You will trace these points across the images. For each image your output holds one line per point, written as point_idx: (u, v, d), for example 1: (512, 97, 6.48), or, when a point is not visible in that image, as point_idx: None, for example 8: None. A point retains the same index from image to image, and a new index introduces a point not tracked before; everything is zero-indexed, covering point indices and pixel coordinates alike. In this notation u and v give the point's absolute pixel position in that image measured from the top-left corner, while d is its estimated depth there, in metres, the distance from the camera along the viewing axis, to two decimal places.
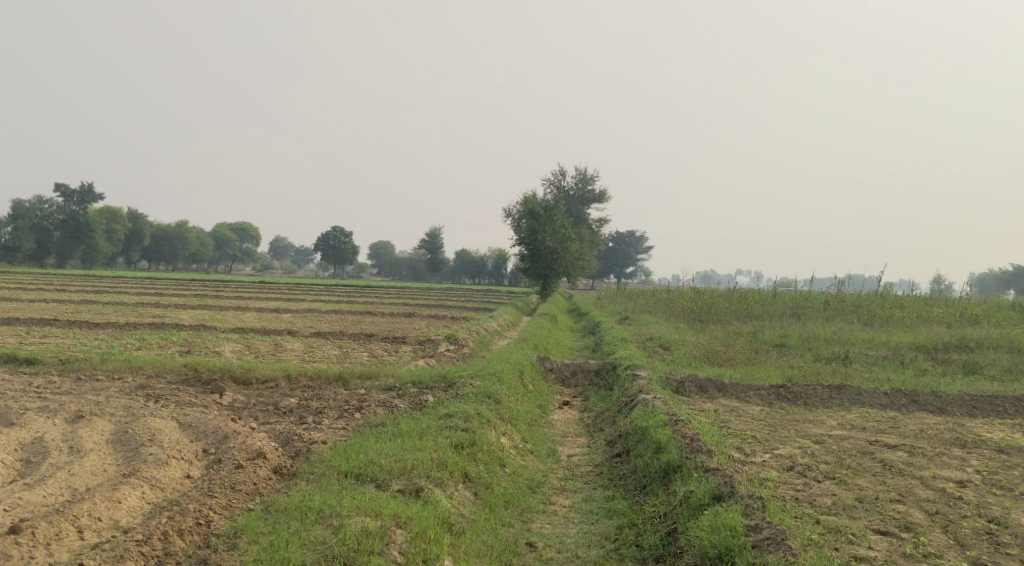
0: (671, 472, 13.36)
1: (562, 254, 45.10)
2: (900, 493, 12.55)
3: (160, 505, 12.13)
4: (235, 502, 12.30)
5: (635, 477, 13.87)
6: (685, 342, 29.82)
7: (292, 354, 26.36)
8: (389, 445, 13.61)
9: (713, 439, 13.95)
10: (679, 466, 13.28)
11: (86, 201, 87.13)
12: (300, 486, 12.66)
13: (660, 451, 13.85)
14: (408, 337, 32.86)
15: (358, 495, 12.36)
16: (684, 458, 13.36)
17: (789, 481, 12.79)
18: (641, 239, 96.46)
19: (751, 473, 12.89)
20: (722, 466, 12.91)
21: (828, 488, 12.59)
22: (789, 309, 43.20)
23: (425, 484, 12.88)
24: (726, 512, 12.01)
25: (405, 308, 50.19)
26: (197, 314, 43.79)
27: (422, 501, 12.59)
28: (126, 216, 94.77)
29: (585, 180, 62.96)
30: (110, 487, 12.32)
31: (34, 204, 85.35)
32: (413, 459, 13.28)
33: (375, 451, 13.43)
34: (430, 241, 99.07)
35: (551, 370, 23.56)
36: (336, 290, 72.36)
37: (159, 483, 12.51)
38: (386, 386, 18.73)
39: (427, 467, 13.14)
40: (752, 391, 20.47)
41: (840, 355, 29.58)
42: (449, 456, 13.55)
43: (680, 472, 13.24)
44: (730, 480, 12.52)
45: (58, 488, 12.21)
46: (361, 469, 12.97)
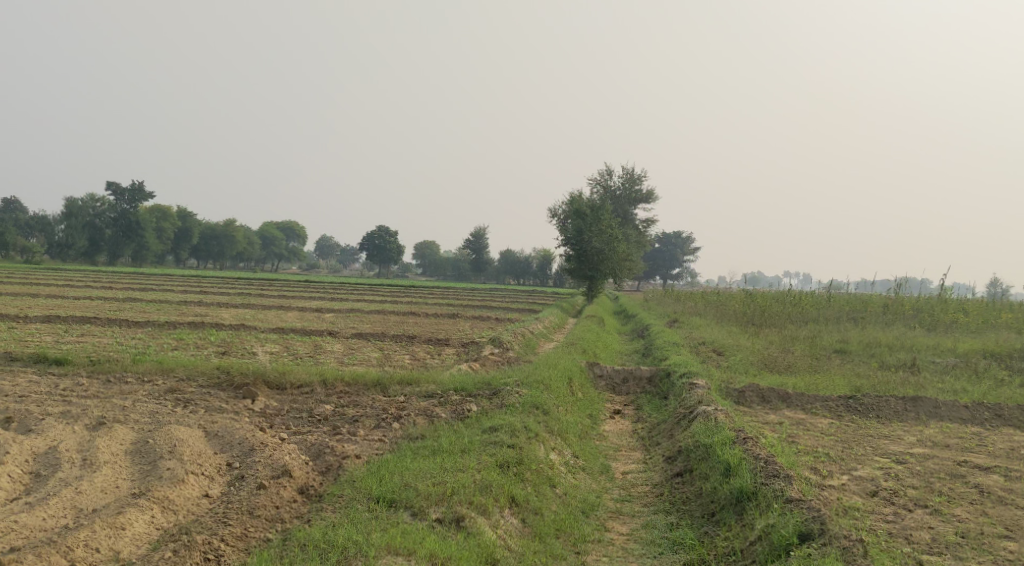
0: (744, 501, 12.09)
1: (609, 255, 43.76)
2: (1008, 527, 11.21)
3: (168, 533, 11.15)
4: (252, 532, 11.31)
5: (701, 502, 12.61)
6: (740, 347, 28.41)
7: (331, 357, 25.45)
8: (428, 466, 12.50)
9: (788, 460, 12.67)
10: (752, 494, 12.03)
11: (137, 199, 87.36)
12: (324, 515, 11.62)
13: (729, 474, 12.58)
14: (451, 339, 31.80)
15: (390, 528, 11.27)
16: (759, 485, 12.10)
17: (878, 513, 11.50)
18: (688, 240, 94.67)
19: (836, 504, 11.60)
20: (805, 497, 11.62)
21: (924, 520, 11.30)
22: (847, 313, 41.54)
23: (467, 512, 11.74)
24: (818, 557, 10.73)
25: (449, 308, 49.22)
26: (239, 313, 43.10)
27: (463, 533, 11.46)
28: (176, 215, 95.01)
29: (632, 180, 61.58)
30: (116, 508, 11.36)
31: (87, 202, 85.77)
32: (454, 483, 12.16)
33: (411, 473, 12.33)
34: (474, 241, 98.21)
35: (601, 376, 22.34)
36: (379, 290, 71.67)
37: (171, 506, 11.53)
38: (428, 392, 17.63)
39: (469, 493, 12.00)
40: (819, 402, 19.10)
41: (906, 363, 28.04)
42: (494, 478, 12.39)
43: (754, 500, 11.97)
44: (821, 516, 11.22)
45: (60, 509, 11.29)
46: (394, 495, 11.90)
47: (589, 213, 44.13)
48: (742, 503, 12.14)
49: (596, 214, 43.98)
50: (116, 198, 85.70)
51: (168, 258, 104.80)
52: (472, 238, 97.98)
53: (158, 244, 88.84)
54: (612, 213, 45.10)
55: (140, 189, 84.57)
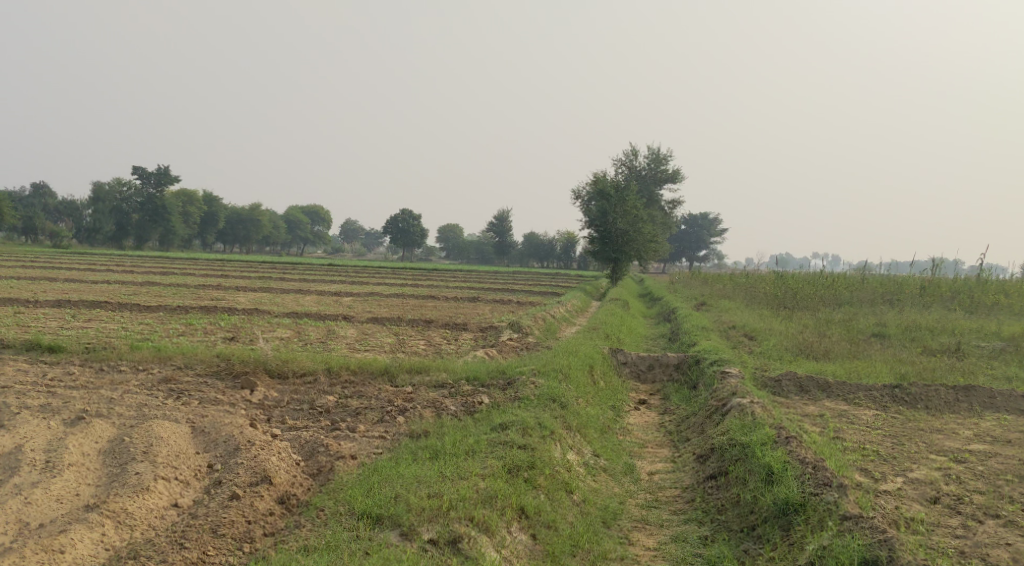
0: (790, 512, 10.95)
1: (634, 236, 42.29)
2: None
3: (119, 556, 10.27)
4: (211, 557, 10.33)
5: (739, 513, 11.42)
6: (773, 331, 26.94)
7: (343, 343, 24.34)
8: (425, 473, 11.40)
9: (836, 465, 11.40)
10: (800, 505, 10.88)
11: (163, 184, 86.62)
12: (299, 534, 10.69)
13: (772, 482, 11.39)
14: (470, 323, 30.54)
15: (373, 555, 10.14)
16: (808, 495, 10.92)
17: (944, 526, 10.37)
18: (715, 221, 92.85)
19: (895, 516, 10.48)
20: (863, 512, 10.43)
21: (1000, 536, 10.16)
22: (882, 295, 39.89)
23: (466, 531, 10.56)
24: None
25: (471, 292, 47.97)
26: (255, 298, 42.05)
27: (460, 558, 10.27)
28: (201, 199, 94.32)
29: (658, 160, 59.93)
30: (65, 524, 10.47)
31: (114, 187, 85.17)
32: (451, 495, 10.98)
33: (403, 484, 11.21)
34: (498, 223, 96.83)
35: (626, 364, 20.99)
36: (403, 273, 70.50)
37: (130, 521, 10.64)
38: (439, 383, 16.39)
39: (469, 509, 10.80)
40: (862, 391, 17.66)
41: (948, 348, 26.55)
42: (500, 488, 11.23)
43: (802, 514, 10.82)
44: (889, 540, 9.98)
45: (4, 523, 10.40)
46: (381, 510, 10.81)
47: (614, 193, 42.60)
48: (788, 516, 10.96)
49: (621, 194, 42.45)
50: (143, 182, 85.01)
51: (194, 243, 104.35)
52: (495, 221, 96.59)
53: (184, 228, 88.11)
54: (637, 194, 43.56)
55: (166, 174, 83.77)
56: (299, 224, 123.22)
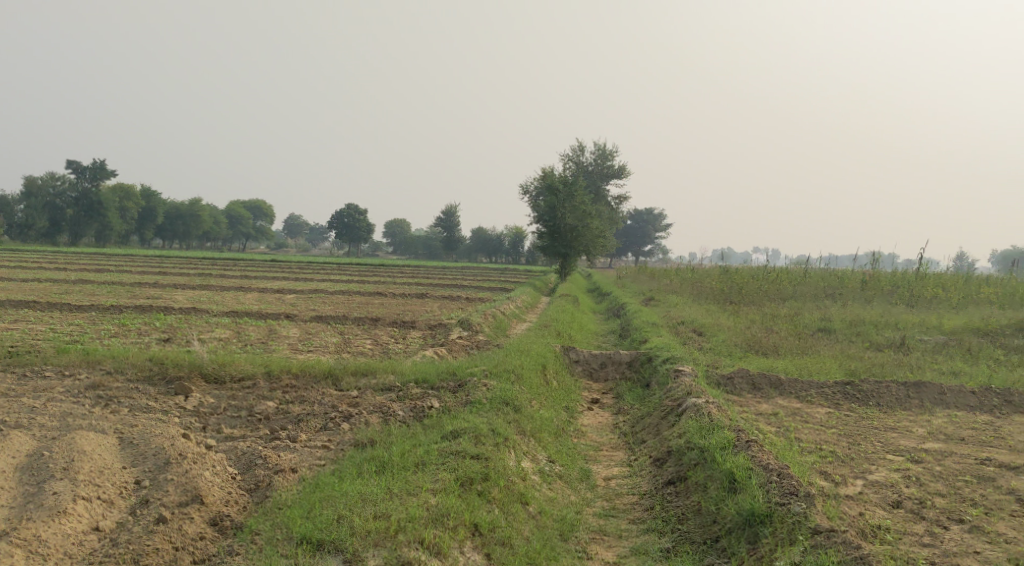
0: (756, 523, 11.01)
1: (582, 231, 41.96)
2: None
3: None
4: None
5: (702, 522, 11.42)
6: (723, 327, 26.77)
7: (286, 344, 23.59)
8: (369, 490, 11.34)
9: (799, 472, 11.55)
10: (767, 515, 10.95)
11: (98, 178, 84.29)
12: (230, 559, 10.68)
13: (735, 489, 11.44)
14: (418, 321, 29.95)
15: None
16: (773, 505, 11.00)
17: (911, 533, 10.68)
18: (660, 215, 93.13)
19: (861, 524, 10.79)
20: (836, 526, 10.58)
21: (969, 544, 10.43)
22: (826, 289, 40.10)
23: (417, 554, 10.55)
24: None
25: (417, 288, 47.26)
26: (194, 295, 40.88)
27: None
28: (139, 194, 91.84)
29: (604, 155, 59.80)
30: None
31: (46, 180, 82.61)
32: (399, 515, 10.95)
33: (345, 503, 11.14)
34: (444, 218, 96.01)
35: (578, 362, 20.60)
36: (346, 269, 69.46)
37: (48, 546, 10.58)
38: (385, 386, 15.81)
39: (420, 531, 10.77)
40: (814, 388, 17.45)
41: (894, 342, 26.67)
42: (453, 504, 11.21)
43: (769, 525, 10.89)
44: (865, 558, 10.18)
45: None
46: (321, 533, 10.76)
47: (562, 187, 42.03)
48: (753, 527, 11.01)
49: (569, 188, 41.99)
50: (77, 176, 82.69)
51: (131, 239, 101.74)
52: (443, 215, 95.71)
53: (121, 224, 85.86)
54: (585, 188, 43.17)
55: (102, 167, 81.49)
56: (240, 219, 120.99)
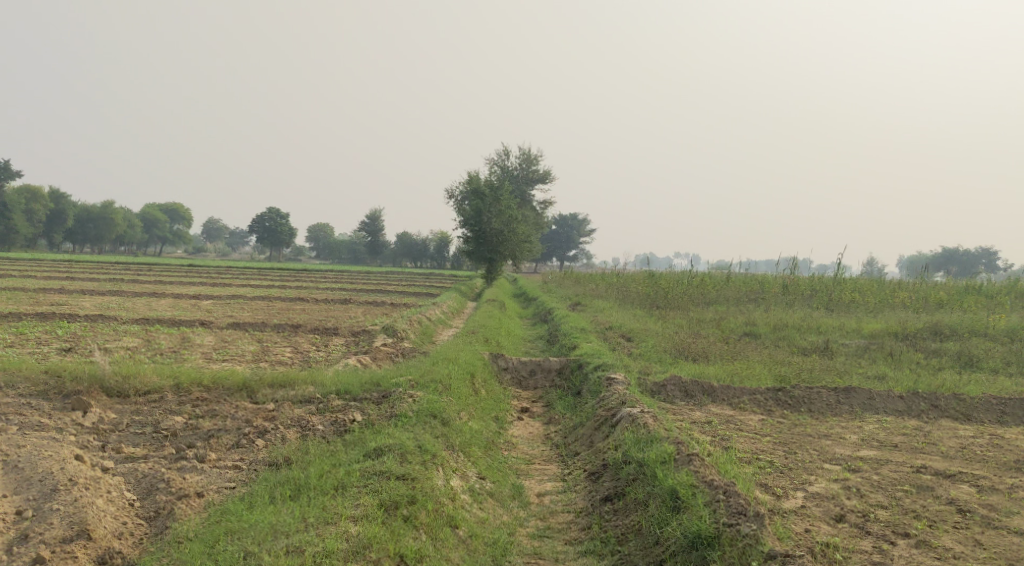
0: (701, 546, 10.68)
1: (508, 236, 41.53)
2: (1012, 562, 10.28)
3: None
4: None
5: (644, 545, 11.05)
6: (652, 332, 26.46)
7: (199, 354, 22.51)
8: (283, 521, 10.67)
9: (744, 487, 11.16)
10: (714, 538, 10.62)
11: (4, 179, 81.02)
12: None
13: (680, 509, 11.07)
14: (340, 328, 29.06)
15: None
16: (721, 526, 10.67)
17: (861, 550, 10.44)
18: (585, 220, 93.29)
19: (811, 543, 10.49)
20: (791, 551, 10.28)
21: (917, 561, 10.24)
22: (748, 293, 40.27)
23: None
24: None
25: (340, 293, 46.18)
26: (103, 302, 39.23)
27: None
28: (48, 196, 88.72)
29: (529, 160, 59.52)
30: None
31: None
32: (317, 548, 10.32)
33: (256, 535, 10.51)
34: (369, 223, 94.66)
35: (506, 370, 20.01)
36: (267, 274, 67.86)
37: None
38: (304, 398, 14.99)
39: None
40: (747, 393, 17.12)
41: (818, 347, 26.70)
42: (379, 532, 10.60)
43: (716, 548, 10.56)
44: None
45: None
46: None
47: (488, 192, 41.78)
48: (699, 550, 10.69)
49: (495, 193, 41.64)
50: None
51: (40, 243, 98.25)
52: (368, 220, 94.34)
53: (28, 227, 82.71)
54: (511, 193, 42.83)
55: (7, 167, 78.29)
56: (156, 223, 117.72)
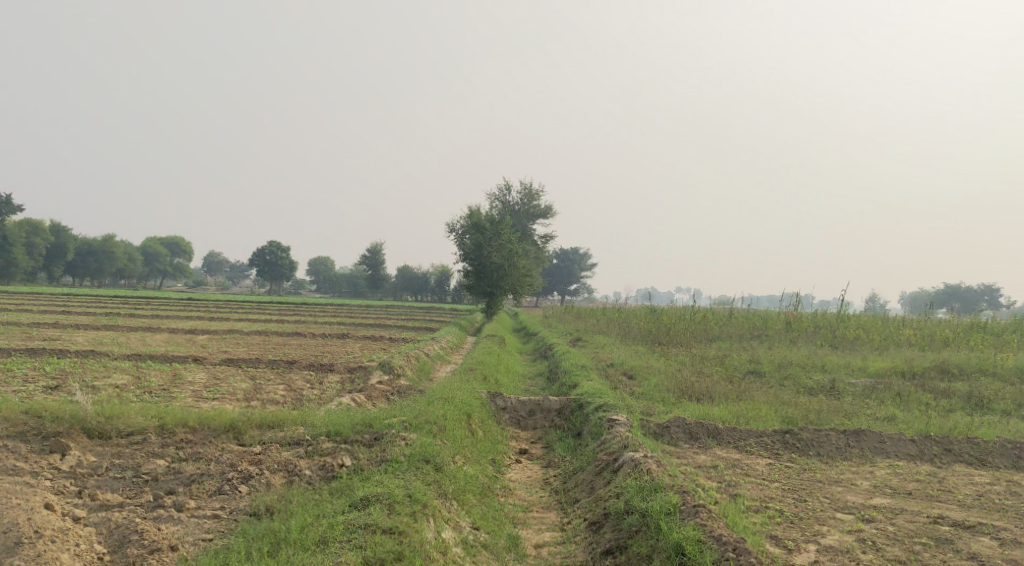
0: None
1: (509, 271, 41.04)
2: None
3: None
4: None
5: None
6: (654, 370, 25.87)
7: (190, 392, 21.94)
8: None
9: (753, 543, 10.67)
10: None
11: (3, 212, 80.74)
12: None
13: None
14: (336, 364, 28.48)
15: None
16: None
17: None
18: (586, 255, 92.88)
19: None
20: None
21: None
22: (750, 330, 39.70)
23: None
24: None
25: (338, 328, 45.60)
26: (97, 337, 38.65)
27: None
28: (48, 230, 88.42)
29: (530, 196, 59.25)
30: None
31: None
32: None
33: None
34: (369, 257, 94.21)
35: (505, 410, 19.43)
36: (266, 308, 67.32)
37: None
38: (293, 439, 14.44)
39: None
40: (753, 436, 16.53)
41: (824, 386, 26.12)
42: None
43: None
44: None
45: None
46: None
47: (488, 227, 41.36)
48: None
49: (496, 228, 41.22)
50: None
51: (40, 276, 97.78)
52: (369, 254, 93.92)
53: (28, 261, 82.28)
54: (512, 228, 42.41)
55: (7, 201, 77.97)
56: (157, 256, 117.36)
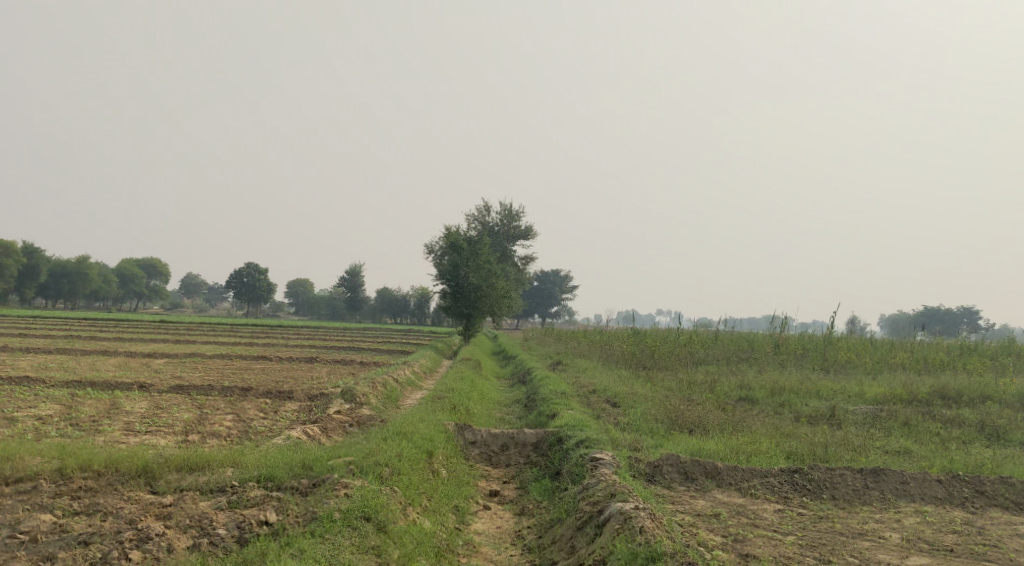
0: None
1: (488, 291, 39.02)
2: None
3: None
4: None
5: None
6: (640, 398, 23.62)
7: (123, 424, 19.55)
8: None
9: None
10: None
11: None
12: None
13: None
14: (296, 391, 26.10)
15: None
16: None
17: None
18: (566, 277, 90.82)
19: None
20: None
21: None
22: (738, 353, 37.57)
23: None
24: None
25: (307, 351, 43.13)
26: (43, 362, 36.03)
27: None
28: (19, 250, 85.28)
29: (511, 216, 57.20)
30: None
31: None
32: None
33: None
34: (348, 279, 91.40)
35: (474, 444, 17.16)
36: (237, 330, 64.72)
37: None
38: (218, 484, 12.17)
39: None
40: (757, 476, 14.28)
41: (824, 414, 23.95)
42: None
43: None
44: None
45: None
46: None
47: (466, 246, 39.16)
48: None
49: (473, 247, 39.04)
50: None
51: (12, 300, 94.64)
52: (347, 276, 91.11)
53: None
54: (490, 248, 40.41)
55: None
56: (133, 278, 114.47)
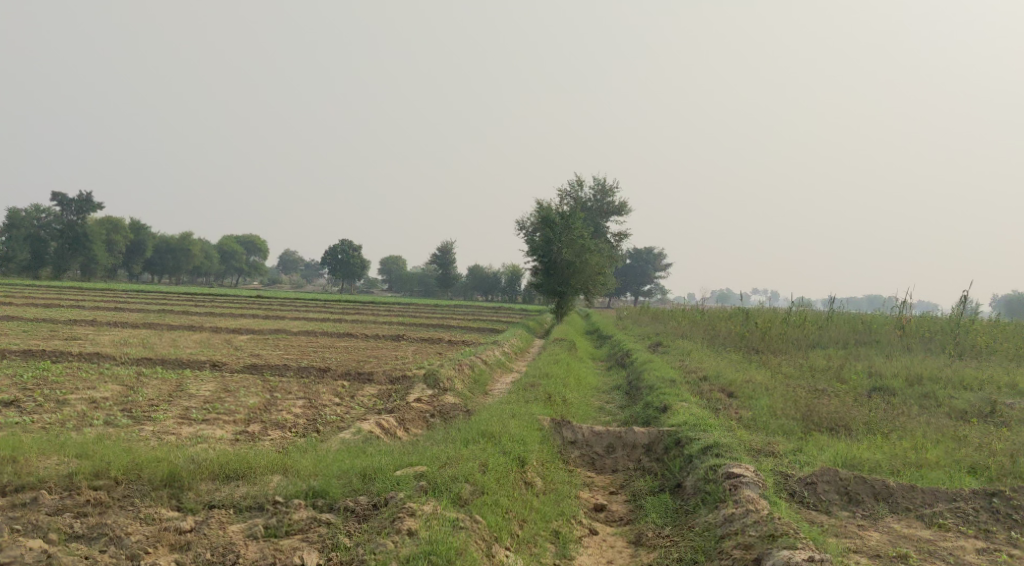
0: None
1: (583, 268, 36.04)
2: None
3: None
4: None
5: None
6: (762, 388, 20.41)
7: (180, 411, 17.32)
8: None
9: None
10: None
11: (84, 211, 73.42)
12: None
13: None
14: (376, 373, 23.67)
15: None
16: None
17: None
18: (660, 254, 87.21)
19: None
20: None
21: None
22: (859, 334, 33.86)
23: None
24: None
25: (395, 329, 40.91)
26: (124, 338, 34.44)
27: None
28: (127, 226, 85.07)
29: (604, 191, 54.07)
30: None
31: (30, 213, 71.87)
32: None
33: None
34: (440, 255, 89.47)
35: (574, 445, 14.35)
36: (329, 306, 63.03)
37: None
38: (258, 499, 10.05)
39: None
40: (943, 499, 11.03)
41: (979, 409, 20.37)
42: None
43: None
44: None
45: None
46: None
47: (559, 221, 36.23)
48: None
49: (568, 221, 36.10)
50: (64, 208, 71.71)
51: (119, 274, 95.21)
52: (439, 252, 89.10)
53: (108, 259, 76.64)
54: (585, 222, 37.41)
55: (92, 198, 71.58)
56: (234, 254, 114.89)
